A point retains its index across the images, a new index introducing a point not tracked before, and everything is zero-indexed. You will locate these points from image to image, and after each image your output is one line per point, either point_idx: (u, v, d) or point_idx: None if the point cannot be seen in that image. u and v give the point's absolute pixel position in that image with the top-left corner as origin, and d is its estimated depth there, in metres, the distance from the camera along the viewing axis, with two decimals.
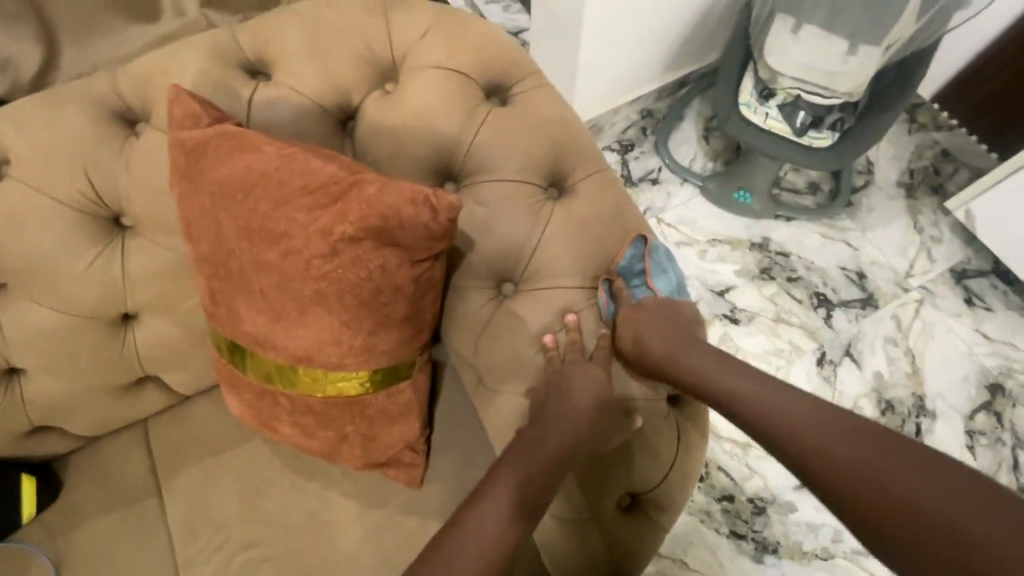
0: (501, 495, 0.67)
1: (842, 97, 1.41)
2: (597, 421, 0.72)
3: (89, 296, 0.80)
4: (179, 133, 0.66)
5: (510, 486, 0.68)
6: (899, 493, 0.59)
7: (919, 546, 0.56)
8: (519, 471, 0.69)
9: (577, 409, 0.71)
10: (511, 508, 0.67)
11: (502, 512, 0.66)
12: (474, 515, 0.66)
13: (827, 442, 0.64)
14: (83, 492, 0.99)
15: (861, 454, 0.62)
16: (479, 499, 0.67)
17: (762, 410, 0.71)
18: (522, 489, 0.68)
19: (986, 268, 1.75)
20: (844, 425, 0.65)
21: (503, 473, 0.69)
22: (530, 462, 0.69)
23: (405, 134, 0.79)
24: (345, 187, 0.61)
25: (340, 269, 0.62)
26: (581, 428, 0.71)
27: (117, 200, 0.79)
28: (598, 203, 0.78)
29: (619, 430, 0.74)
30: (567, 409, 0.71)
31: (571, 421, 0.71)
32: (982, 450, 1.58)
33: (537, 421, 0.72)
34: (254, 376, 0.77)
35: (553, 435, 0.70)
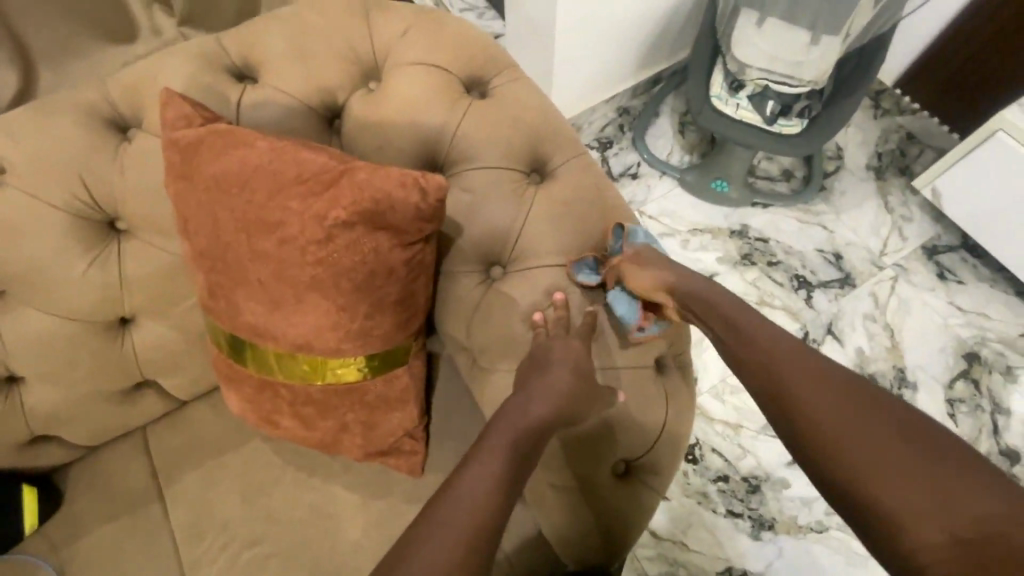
0: (497, 448, 0.68)
1: (808, 86, 1.47)
2: (586, 390, 0.74)
3: (87, 301, 0.82)
4: (172, 132, 0.68)
5: (506, 439, 0.69)
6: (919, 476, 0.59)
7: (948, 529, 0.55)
8: (513, 427, 0.70)
9: (563, 369, 0.74)
10: (501, 474, 0.66)
11: (498, 466, 0.67)
12: (463, 480, 0.65)
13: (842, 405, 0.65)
14: (85, 501, 0.99)
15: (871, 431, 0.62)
16: (469, 462, 0.67)
17: (775, 364, 0.71)
18: (517, 444, 0.69)
19: (955, 243, 1.83)
20: (859, 397, 0.65)
21: (499, 429, 0.70)
22: (525, 419, 0.71)
23: (390, 128, 0.82)
24: (336, 174, 0.64)
25: (335, 254, 0.65)
26: (567, 397, 0.73)
27: (111, 205, 0.81)
28: (579, 185, 0.82)
29: (600, 400, 0.76)
30: (557, 368, 0.74)
31: (560, 379, 0.73)
32: (963, 417, 1.64)
33: (528, 382, 0.75)
34: (254, 369, 0.79)
35: (544, 394, 0.72)
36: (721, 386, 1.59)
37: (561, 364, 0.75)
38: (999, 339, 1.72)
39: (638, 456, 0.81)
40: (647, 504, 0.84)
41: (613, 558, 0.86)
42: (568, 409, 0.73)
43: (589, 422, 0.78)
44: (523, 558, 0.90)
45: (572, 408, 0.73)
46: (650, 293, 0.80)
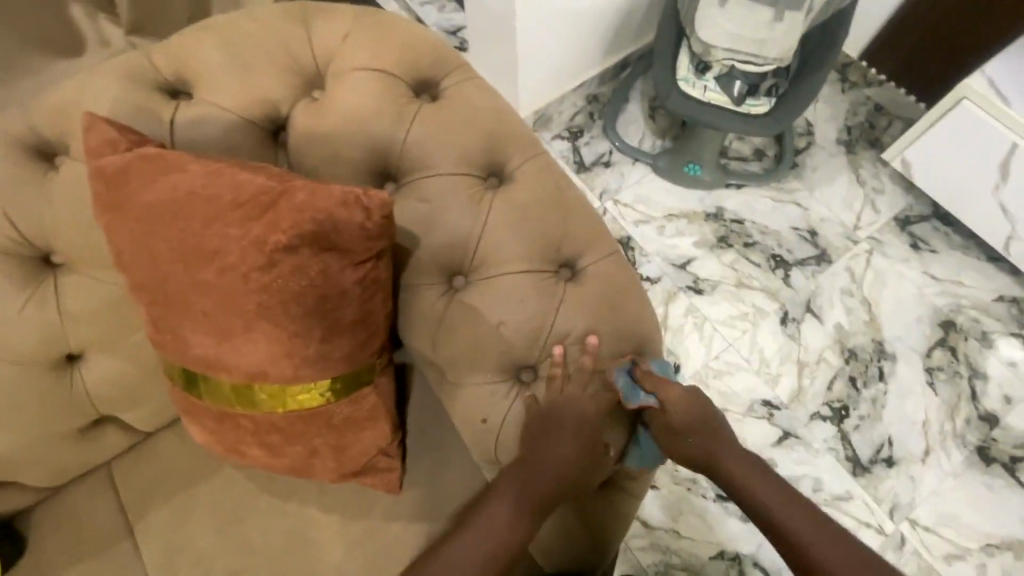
0: (494, 517, 0.74)
1: (773, 64, 1.47)
2: (581, 448, 0.74)
3: (27, 341, 0.77)
4: (97, 160, 0.64)
5: (505, 510, 0.74)
6: None
7: None
8: (515, 499, 0.74)
9: (561, 428, 0.74)
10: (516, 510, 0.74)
11: (493, 536, 0.73)
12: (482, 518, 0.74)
13: (846, 562, 0.72)
14: (51, 544, 0.95)
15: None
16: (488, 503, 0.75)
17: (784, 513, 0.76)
18: (515, 512, 0.74)
19: (927, 212, 1.84)
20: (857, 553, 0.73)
21: (500, 496, 0.75)
22: (523, 487, 0.74)
23: (338, 139, 0.78)
24: (274, 197, 0.60)
25: (280, 280, 0.62)
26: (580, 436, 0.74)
27: (43, 238, 0.76)
28: (539, 187, 0.79)
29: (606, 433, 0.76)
30: (556, 433, 0.74)
31: (548, 439, 0.74)
32: (942, 384, 1.66)
33: (530, 454, 0.74)
34: (211, 402, 0.76)
35: (544, 465, 0.74)
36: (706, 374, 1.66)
37: (555, 436, 0.74)
38: (974, 305, 1.74)
39: (618, 467, 0.79)
40: (627, 506, 0.84)
41: (596, 557, 0.87)
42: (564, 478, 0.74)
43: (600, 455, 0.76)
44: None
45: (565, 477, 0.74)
46: (616, 293, 0.78)
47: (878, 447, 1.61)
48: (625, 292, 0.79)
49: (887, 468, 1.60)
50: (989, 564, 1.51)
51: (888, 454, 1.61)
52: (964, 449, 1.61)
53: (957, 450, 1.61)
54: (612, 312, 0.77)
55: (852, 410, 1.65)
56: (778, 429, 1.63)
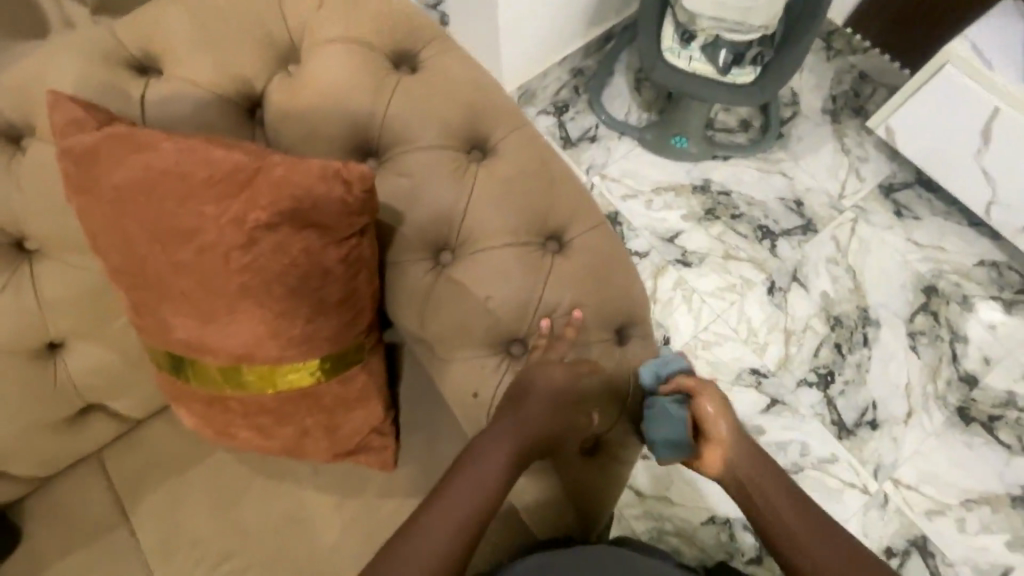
0: (474, 483, 0.72)
1: (758, 32, 1.46)
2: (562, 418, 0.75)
3: (6, 331, 0.76)
4: (64, 140, 0.61)
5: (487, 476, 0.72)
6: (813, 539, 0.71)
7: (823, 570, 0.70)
8: (495, 464, 0.73)
9: (539, 397, 0.74)
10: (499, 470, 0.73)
11: (472, 500, 0.71)
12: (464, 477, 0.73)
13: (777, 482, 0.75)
14: (48, 534, 0.96)
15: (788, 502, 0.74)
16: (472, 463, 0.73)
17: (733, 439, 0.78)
18: (496, 474, 0.73)
19: (910, 179, 1.85)
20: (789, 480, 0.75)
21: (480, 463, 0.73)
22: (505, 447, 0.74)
23: (315, 114, 0.76)
24: (251, 173, 0.58)
25: (262, 260, 0.60)
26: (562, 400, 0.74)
27: (13, 225, 0.74)
28: (523, 158, 0.78)
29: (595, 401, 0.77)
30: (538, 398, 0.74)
31: (525, 406, 0.75)
32: (924, 348, 1.69)
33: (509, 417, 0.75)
34: (198, 386, 0.75)
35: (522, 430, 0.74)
36: (695, 343, 1.71)
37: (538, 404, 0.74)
38: (955, 271, 1.77)
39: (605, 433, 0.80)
40: (616, 475, 0.85)
41: (587, 527, 0.88)
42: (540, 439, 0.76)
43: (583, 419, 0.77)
44: (499, 545, 0.89)
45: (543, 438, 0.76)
46: (602, 264, 0.78)
47: (862, 410, 1.66)
48: (611, 262, 0.79)
49: (871, 431, 1.64)
50: (968, 518, 1.56)
51: (872, 417, 1.65)
52: (945, 410, 1.65)
53: (939, 410, 1.65)
54: (601, 279, 0.77)
55: (838, 375, 1.68)
56: (766, 397, 1.67)
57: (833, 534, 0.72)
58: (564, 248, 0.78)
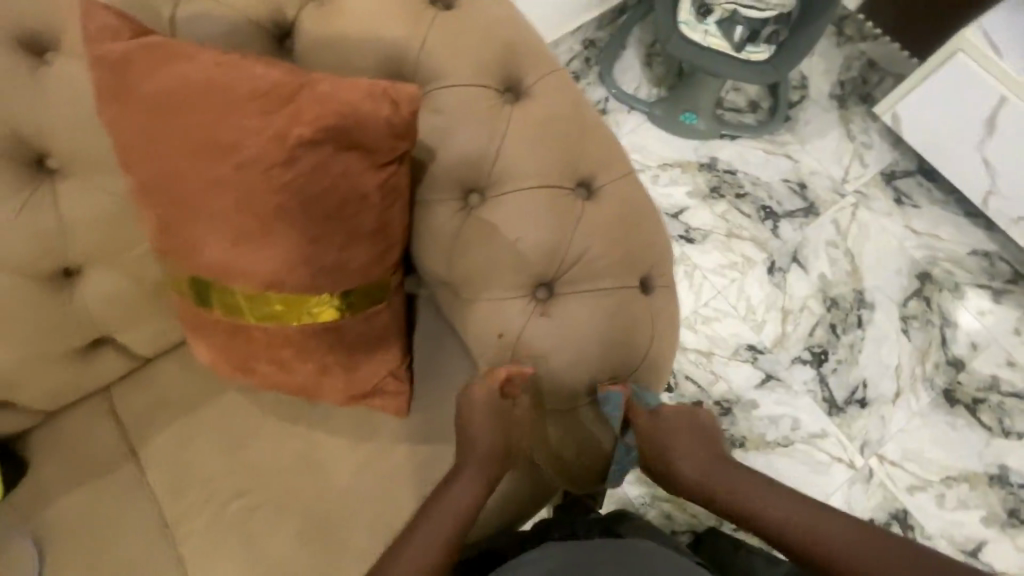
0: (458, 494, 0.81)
1: (775, 9, 1.47)
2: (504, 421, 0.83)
3: (23, 250, 0.74)
4: (99, 48, 0.59)
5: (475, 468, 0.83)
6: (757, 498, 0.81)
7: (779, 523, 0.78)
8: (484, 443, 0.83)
9: (565, 337, 0.77)
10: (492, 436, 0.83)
11: (459, 509, 0.81)
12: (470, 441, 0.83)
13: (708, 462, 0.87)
14: (54, 467, 0.96)
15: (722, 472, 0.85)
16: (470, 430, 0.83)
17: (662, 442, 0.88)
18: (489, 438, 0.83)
19: (911, 168, 1.88)
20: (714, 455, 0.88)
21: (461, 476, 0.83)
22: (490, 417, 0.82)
23: (350, 45, 0.75)
24: (295, 89, 0.58)
25: (300, 179, 0.59)
26: (593, 339, 0.77)
27: (38, 140, 0.71)
28: (557, 103, 0.78)
29: (619, 347, 0.79)
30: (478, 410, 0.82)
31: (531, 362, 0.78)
32: (915, 331, 1.74)
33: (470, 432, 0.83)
34: (222, 313, 0.74)
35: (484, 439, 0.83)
36: (696, 318, 1.74)
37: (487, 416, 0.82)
38: (948, 259, 1.81)
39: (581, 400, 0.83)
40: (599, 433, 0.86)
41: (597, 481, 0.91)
42: (505, 432, 0.84)
43: (607, 364, 0.79)
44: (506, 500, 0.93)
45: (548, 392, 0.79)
46: (629, 211, 0.79)
47: (852, 389, 1.70)
48: (638, 210, 0.79)
49: (860, 408, 1.69)
50: (947, 494, 1.62)
51: (862, 396, 1.70)
52: (931, 391, 1.71)
53: (925, 392, 1.70)
54: (630, 226, 0.78)
55: (831, 354, 1.72)
56: (761, 371, 1.70)
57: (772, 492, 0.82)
58: (595, 194, 0.79)
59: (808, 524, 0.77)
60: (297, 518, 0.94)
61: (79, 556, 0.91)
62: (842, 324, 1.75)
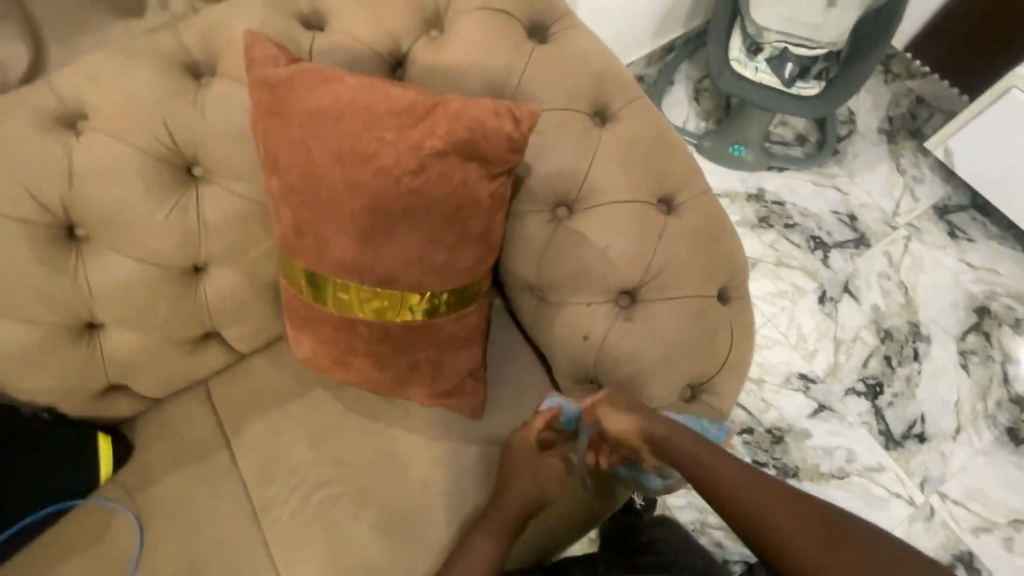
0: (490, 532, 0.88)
1: (825, 48, 1.57)
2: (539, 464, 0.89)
3: (166, 245, 0.83)
4: (262, 72, 0.70)
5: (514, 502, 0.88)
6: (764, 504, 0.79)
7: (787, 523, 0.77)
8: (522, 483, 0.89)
9: (647, 341, 0.83)
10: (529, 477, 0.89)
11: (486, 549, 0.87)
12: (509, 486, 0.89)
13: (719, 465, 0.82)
14: (157, 451, 1.04)
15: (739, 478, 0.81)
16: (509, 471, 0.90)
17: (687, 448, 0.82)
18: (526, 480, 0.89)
19: (965, 203, 1.88)
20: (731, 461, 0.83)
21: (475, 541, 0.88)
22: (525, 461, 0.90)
23: (458, 74, 0.84)
24: (429, 107, 0.66)
25: (427, 186, 0.67)
26: (675, 342, 0.82)
27: (191, 151, 0.81)
28: (641, 128, 0.85)
29: (698, 354, 0.83)
30: (517, 459, 0.90)
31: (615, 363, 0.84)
32: (975, 367, 1.71)
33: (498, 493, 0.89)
34: (331, 308, 0.82)
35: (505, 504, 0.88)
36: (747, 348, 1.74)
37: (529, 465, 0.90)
38: (1007, 293, 1.79)
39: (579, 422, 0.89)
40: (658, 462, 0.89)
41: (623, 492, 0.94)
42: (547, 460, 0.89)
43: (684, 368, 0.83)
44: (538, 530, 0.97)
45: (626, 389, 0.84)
46: (708, 228, 0.84)
47: (911, 423, 1.66)
48: (718, 229, 0.85)
49: (919, 443, 1.64)
50: (1015, 538, 1.56)
51: (921, 430, 1.66)
52: (994, 429, 1.66)
53: (988, 430, 1.66)
54: (711, 241, 0.84)
55: (886, 387, 1.70)
56: (814, 401, 1.69)
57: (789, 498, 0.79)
58: (677, 210, 0.85)
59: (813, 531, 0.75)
60: (375, 511, 0.99)
61: (176, 536, 0.98)
62: (892, 353, 1.73)
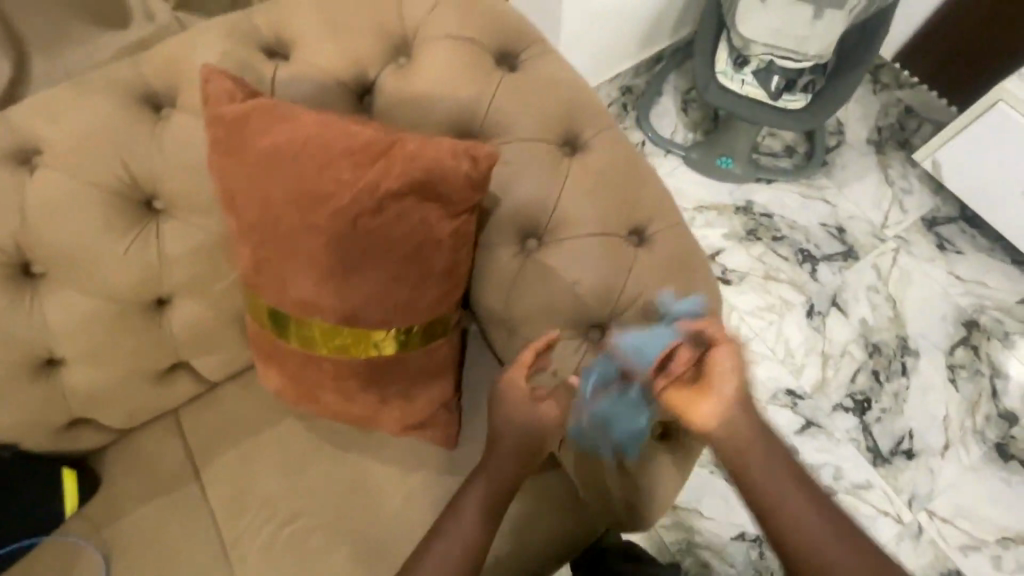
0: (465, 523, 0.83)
1: (813, 60, 1.50)
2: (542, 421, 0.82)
3: (127, 280, 0.81)
4: (217, 108, 0.68)
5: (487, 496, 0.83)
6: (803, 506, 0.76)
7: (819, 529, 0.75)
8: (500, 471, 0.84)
9: (617, 376, 0.81)
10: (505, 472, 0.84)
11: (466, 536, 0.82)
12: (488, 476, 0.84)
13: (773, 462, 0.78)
14: (125, 482, 1.01)
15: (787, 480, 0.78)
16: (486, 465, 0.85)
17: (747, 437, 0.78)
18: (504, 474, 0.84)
19: (954, 215, 1.87)
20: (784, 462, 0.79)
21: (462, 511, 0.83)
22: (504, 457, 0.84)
23: (424, 103, 0.82)
24: (387, 145, 0.64)
25: (386, 226, 0.65)
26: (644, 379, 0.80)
27: (150, 184, 0.79)
28: (612, 157, 0.83)
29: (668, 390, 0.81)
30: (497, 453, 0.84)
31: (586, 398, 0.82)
32: (963, 381, 1.69)
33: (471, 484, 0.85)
34: (295, 344, 0.80)
35: (494, 479, 0.84)
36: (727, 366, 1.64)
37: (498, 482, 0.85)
38: (996, 306, 1.77)
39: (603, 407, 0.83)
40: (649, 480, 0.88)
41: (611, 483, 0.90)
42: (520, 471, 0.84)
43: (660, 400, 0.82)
44: (511, 543, 0.94)
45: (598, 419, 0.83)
46: (680, 260, 0.82)
47: (899, 439, 1.65)
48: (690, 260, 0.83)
49: (907, 460, 1.63)
50: (1004, 556, 1.54)
51: (909, 446, 1.64)
52: (983, 445, 1.64)
53: (977, 446, 1.64)
54: (684, 274, 0.82)
55: (874, 403, 1.68)
56: (801, 418, 1.67)
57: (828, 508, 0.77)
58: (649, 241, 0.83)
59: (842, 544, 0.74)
60: (347, 545, 0.97)
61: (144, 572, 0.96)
62: (879, 367, 1.72)
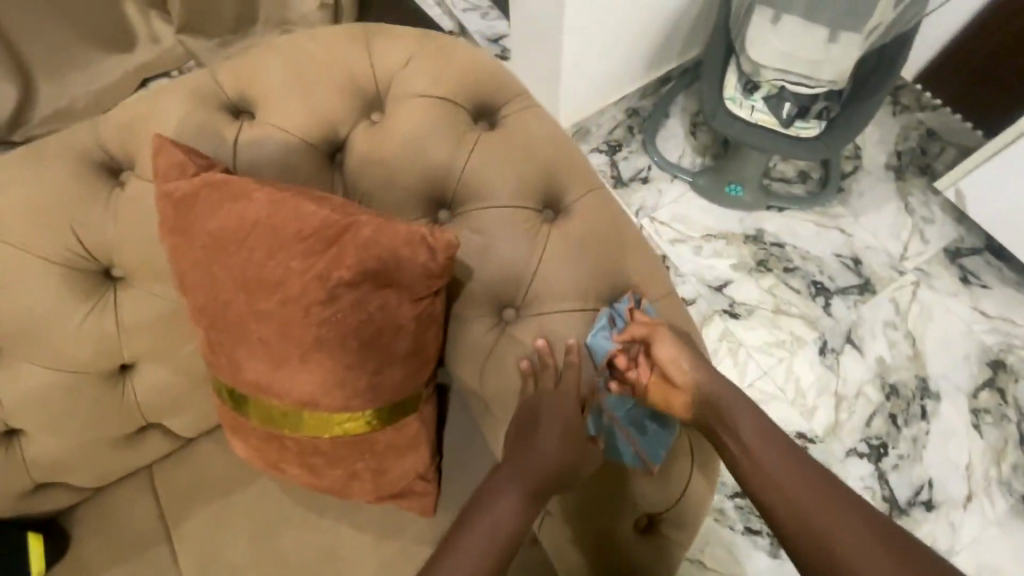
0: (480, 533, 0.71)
1: (827, 86, 1.36)
2: (572, 448, 0.73)
3: (84, 351, 0.78)
4: (165, 184, 0.64)
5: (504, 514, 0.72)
6: (784, 478, 0.71)
7: (801, 510, 0.69)
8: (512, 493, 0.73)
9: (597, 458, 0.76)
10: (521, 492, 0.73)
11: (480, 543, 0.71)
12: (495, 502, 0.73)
13: (760, 437, 0.74)
14: (92, 544, 0.96)
15: (774, 454, 0.73)
16: (492, 490, 0.74)
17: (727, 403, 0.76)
18: (516, 507, 0.73)
19: (979, 245, 1.68)
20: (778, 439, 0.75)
21: (459, 545, 0.71)
22: (513, 484, 0.74)
23: (395, 167, 0.77)
24: (339, 230, 0.60)
25: (340, 314, 0.62)
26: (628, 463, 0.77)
27: (106, 254, 0.76)
28: (594, 222, 0.77)
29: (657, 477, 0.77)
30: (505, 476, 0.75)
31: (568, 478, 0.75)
32: (988, 428, 1.54)
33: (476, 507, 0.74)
34: (256, 422, 0.76)
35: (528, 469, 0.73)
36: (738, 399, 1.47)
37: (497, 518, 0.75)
38: None
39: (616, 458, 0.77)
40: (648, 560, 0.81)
41: (619, 551, 0.80)
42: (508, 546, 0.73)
43: (653, 483, 0.77)
44: None
45: (590, 487, 0.79)
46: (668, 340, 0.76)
47: (916, 488, 1.51)
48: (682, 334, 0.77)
49: (925, 511, 1.49)
50: None
51: (927, 497, 1.50)
52: (1009, 497, 1.50)
53: (1002, 497, 1.50)
54: (674, 351, 0.76)
55: (891, 449, 1.54)
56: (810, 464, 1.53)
57: (822, 480, 0.71)
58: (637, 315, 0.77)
59: (822, 520, 0.67)
60: None
61: None
62: (887, 408, 1.57)
